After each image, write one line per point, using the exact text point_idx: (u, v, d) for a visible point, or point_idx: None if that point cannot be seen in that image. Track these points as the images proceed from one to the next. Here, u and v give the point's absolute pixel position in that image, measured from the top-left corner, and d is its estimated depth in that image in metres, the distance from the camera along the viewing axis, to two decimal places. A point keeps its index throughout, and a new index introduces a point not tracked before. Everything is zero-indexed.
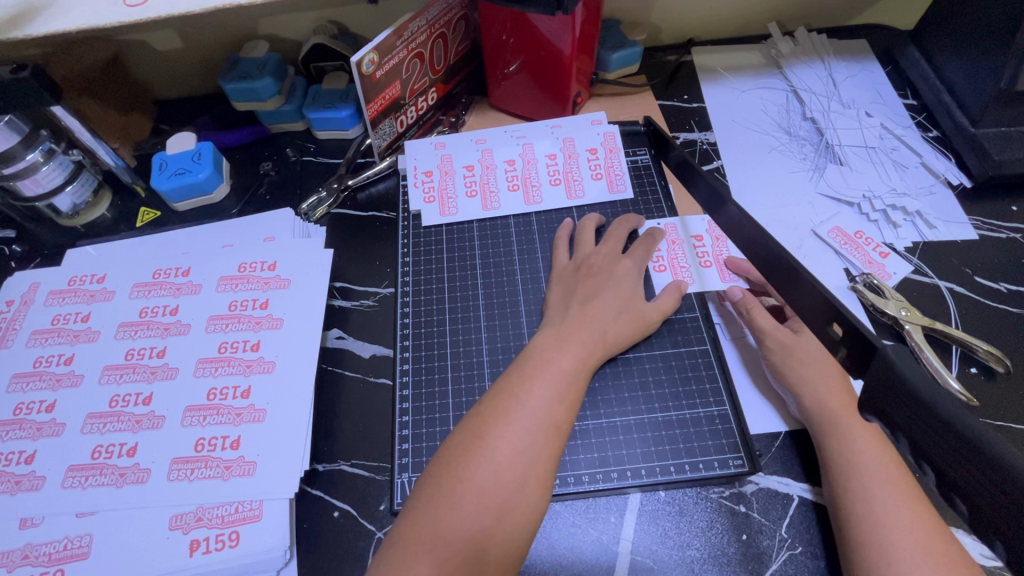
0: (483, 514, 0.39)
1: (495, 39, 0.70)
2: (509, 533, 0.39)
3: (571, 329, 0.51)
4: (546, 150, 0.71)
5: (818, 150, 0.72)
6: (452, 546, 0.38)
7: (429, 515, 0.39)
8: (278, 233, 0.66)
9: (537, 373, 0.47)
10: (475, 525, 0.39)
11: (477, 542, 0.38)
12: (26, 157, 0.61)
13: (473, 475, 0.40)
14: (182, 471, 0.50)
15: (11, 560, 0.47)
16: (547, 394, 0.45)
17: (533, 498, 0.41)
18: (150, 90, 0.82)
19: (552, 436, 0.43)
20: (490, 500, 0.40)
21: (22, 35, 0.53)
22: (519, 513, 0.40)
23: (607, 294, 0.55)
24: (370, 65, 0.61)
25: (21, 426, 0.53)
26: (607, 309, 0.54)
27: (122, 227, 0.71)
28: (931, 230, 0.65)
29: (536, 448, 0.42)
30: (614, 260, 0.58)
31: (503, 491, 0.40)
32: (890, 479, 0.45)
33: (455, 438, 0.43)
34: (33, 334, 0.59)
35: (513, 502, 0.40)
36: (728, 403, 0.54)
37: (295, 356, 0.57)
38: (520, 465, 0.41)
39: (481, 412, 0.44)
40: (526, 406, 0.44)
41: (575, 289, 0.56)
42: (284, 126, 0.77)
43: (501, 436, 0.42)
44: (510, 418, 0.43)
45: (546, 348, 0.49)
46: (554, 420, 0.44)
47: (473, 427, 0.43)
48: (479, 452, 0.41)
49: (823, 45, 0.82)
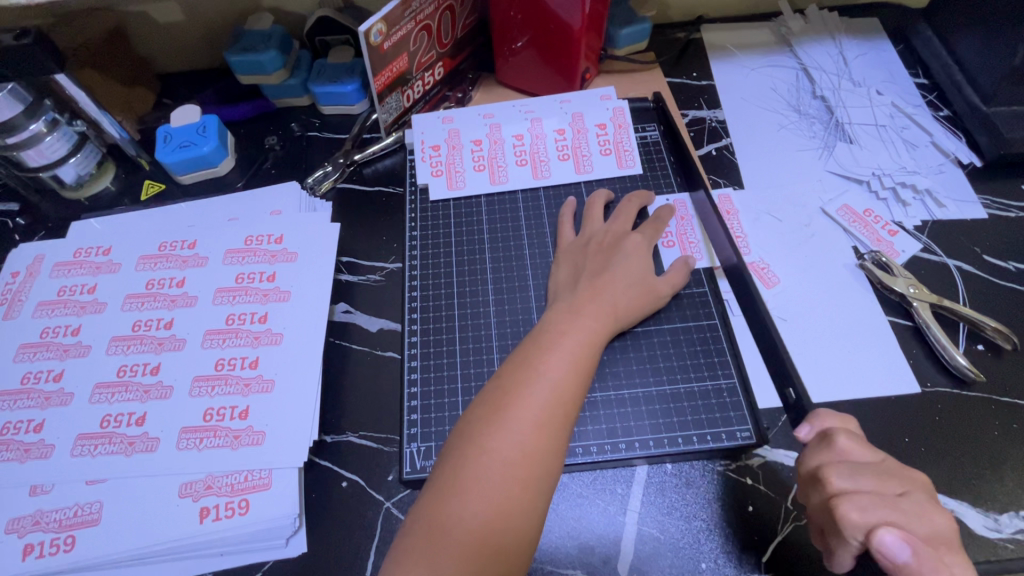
0: (508, 483, 0.39)
1: (503, 13, 0.69)
2: (532, 503, 0.40)
3: (582, 302, 0.51)
4: (554, 124, 0.70)
5: (828, 129, 0.71)
6: (479, 514, 0.38)
7: (455, 483, 0.39)
8: (285, 207, 0.66)
9: (553, 345, 0.47)
10: (500, 494, 0.39)
11: (502, 511, 0.39)
12: (29, 127, 0.60)
13: (496, 445, 0.40)
14: (192, 440, 0.50)
15: (22, 526, 0.48)
16: (563, 366, 0.45)
17: (554, 468, 0.41)
18: (152, 64, 0.81)
19: (569, 407, 0.43)
20: (514, 470, 0.40)
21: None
22: (542, 481, 0.40)
23: (617, 268, 0.54)
24: (377, 35, 0.60)
25: (29, 395, 0.53)
26: (618, 282, 0.53)
27: (126, 200, 0.70)
28: (941, 209, 0.64)
29: (555, 418, 0.42)
30: (623, 236, 0.58)
31: (526, 461, 0.40)
32: None
33: (477, 409, 0.43)
34: (40, 305, 0.59)
35: (536, 471, 0.40)
36: (736, 376, 0.54)
37: (302, 328, 0.56)
38: (542, 435, 0.41)
39: (500, 384, 0.44)
40: (545, 378, 0.44)
41: (585, 266, 0.55)
42: (289, 100, 0.76)
43: (524, 407, 0.42)
44: (529, 390, 0.43)
45: (560, 322, 0.49)
46: (571, 389, 0.44)
47: (494, 399, 0.43)
48: (502, 422, 0.41)
49: (835, 23, 0.81)
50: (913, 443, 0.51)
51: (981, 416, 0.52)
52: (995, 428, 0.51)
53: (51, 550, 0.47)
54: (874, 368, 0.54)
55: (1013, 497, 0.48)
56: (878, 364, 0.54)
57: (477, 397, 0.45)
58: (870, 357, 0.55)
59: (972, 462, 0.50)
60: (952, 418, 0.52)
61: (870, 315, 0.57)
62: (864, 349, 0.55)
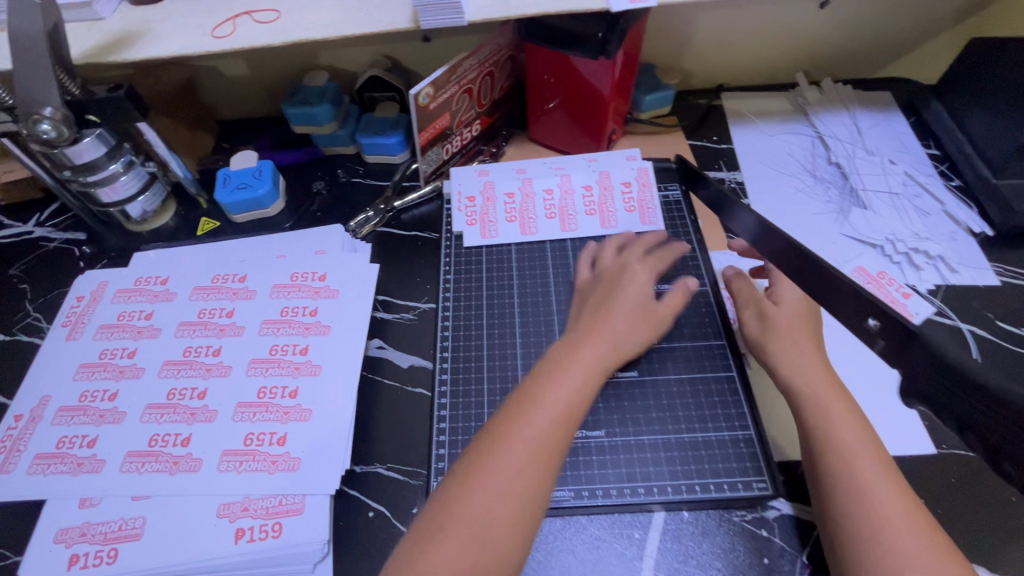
0: (499, 516, 0.40)
1: (538, 79, 0.75)
2: (518, 539, 0.40)
3: (582, 337, 0.52)
4: (582, 181, 0.75)
5: (843, 194, 0.75)
6: (465, 548, 0.39)
7: (446, 513, 0.40)
8: (329, 246, 0.70)
9: (555, 376, 0.48)
10: (491, 520, 0.40)
11: (491, 538, 0.39)
12: (109, 167, 0.66)
13: (492, 472, 0.41)
14: (232, 462, 0.53)
15: (70, 536, 0.51)
16: (563, 398, 0.46)
17: (546, 501, 0.42)
18: (215, 111, 0.88)
19: (562, 440, 0.44)
20: (507, 497, 0.41)
21: (121, 58, 0.61)
22: (529, 517, 0.41)
23: (621, 305, 0.56)
24: (425, 97, 0.66)
25: (85, 412, 0.57)
26: (620, 315, 0.55)
27: (182, 234, 0.76)
28: (953, 274, 0.67)
29: (551, 449, 0.43)
30: (628, 266, 0.62)
31: (520, 490, 0.41)
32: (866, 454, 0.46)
33: (479, 438, 0.44)
34: (100, 328, 0.64)
35: (528, 498, 0.41)
36: (753, 428, 0.55)
37: (339, 360, 0.60)
38: (537, 465, 0.42)
39: (504, 413, 0.45)
40: (545, 410, 0.45)
41: (590, 299, 0.58)
42: (336, 148, 0.83)
43: (522, 436, 0.43)
44: (530, 420, 0.44)
45: (563, 355, 0.50)
46: (567, 424, 0.45)
47: (495, 428, 0.44)
48: (500, 455, 0.42)
49: (848, 95, 0.86)
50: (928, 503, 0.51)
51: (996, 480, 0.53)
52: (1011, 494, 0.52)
53: (95, 562, 0.49)
54: (888, 427, 0.56)
55: None
56: (893, 423, 0.56)
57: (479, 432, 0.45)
58: (885, 416, 0.56)
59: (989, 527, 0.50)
60: (966, 481, 0.53)
61: (883, 375, 0.59)
62: (877, 408, 0.57)
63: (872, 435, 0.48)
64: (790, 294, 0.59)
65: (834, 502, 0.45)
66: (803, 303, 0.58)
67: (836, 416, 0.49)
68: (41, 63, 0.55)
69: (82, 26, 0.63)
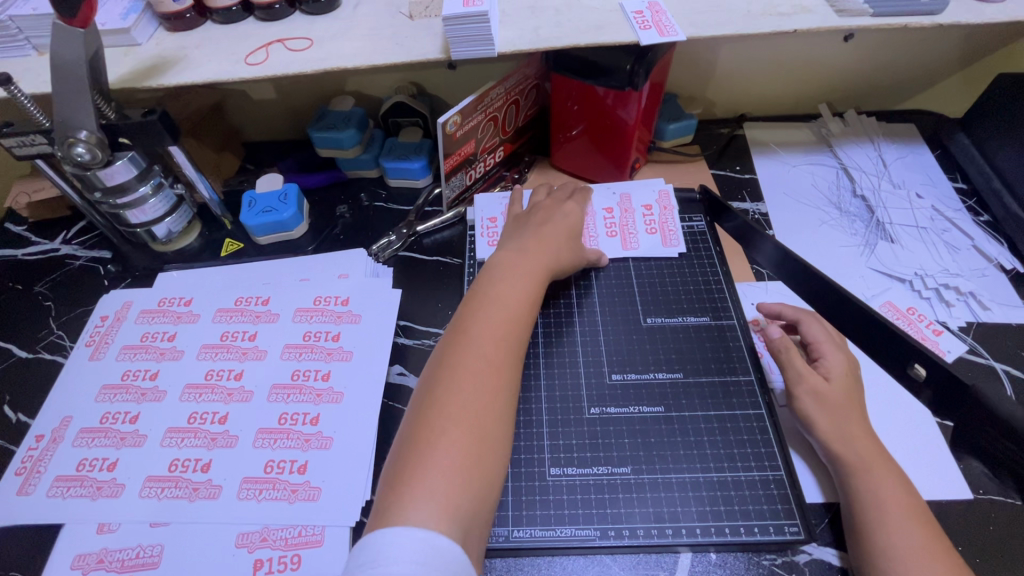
0: (472, 430, 0.42)
1: (562, 108, 0.75)
2: (497, 445, 0.43)
3: (518, 266, 0.55)
4: (603, 205, 0.75)
5: (869, 227, 0.74)
6: (455, 462, 0.40)
7: (424, 437, 0.41)
8: (352, 270, 0.70)
9: (501, 277, 0.53)
10: (473, 401, 0.43)
11: (479, 420, 0.43)
12: (139, 189, 0.67)
13: (466, 358, 0.46)
14: (252, 490, 0.53)
15: (86, 563, 0.50)
16: (511, 292, 0.52)
17: (515, 379, 0.47)
18: (241, 134, 0.90)
19: (511, 354, 0.48)
20: (484, 379, 0.45)
21: (156, 84, 0.62)
22: (502, 425, 0.44)
23: (544, 237, 0.61)
24: (453, 126, 0.67)
25: (106, 434, 0.57)
26: (557, 235, 0.62)
27: (206, 254, 0.77)
28: (986, 311, 0.65)
29: (509, 334, 0.48)
30: (559, 203, 0.68)
31: (494, 372, 0.45)
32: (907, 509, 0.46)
33: (444, 339, 0.48)
34: (123, 349, 0.64)
35: (501, 380, 0.45)
36: (784, 469, 0.53)
37: (361, 387, 0.60)
38: (502, 348, 0.47)
39: (463, 313, 0.50)
40: (499, 303, 0.50)
41: (528, 220, 0.64)
42: (360, 172, 0.84)
43: (484, 326, 0.48)
44: (486, 311, 0.49)
45: (506, 260, 0.56)
46: (511, 333, 0.49)
47: (456, 326, 0.49)
48: (469, 344, 0.47)
49: (873, 128, 0.85)
50: (968, 553, 0.50)
51: None
52: None
53: None
54: (922, 470, 0.54)
55: None
56: (929, 468, 0.54)
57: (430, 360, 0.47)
58: (918, 459, 0.55)
59: None
60: (1007, 531, 0.51)
61: (916, 416, 0.58)
62: (910, 450, 0.55)
63: (918, 502, 0.48)
64: (838, 366, 0.56)
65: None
66: (849, 374, 0.56)
67: (882, 483, 0.48)
68: (79, 89, 0.56)
69: (119, 51, 0.65)
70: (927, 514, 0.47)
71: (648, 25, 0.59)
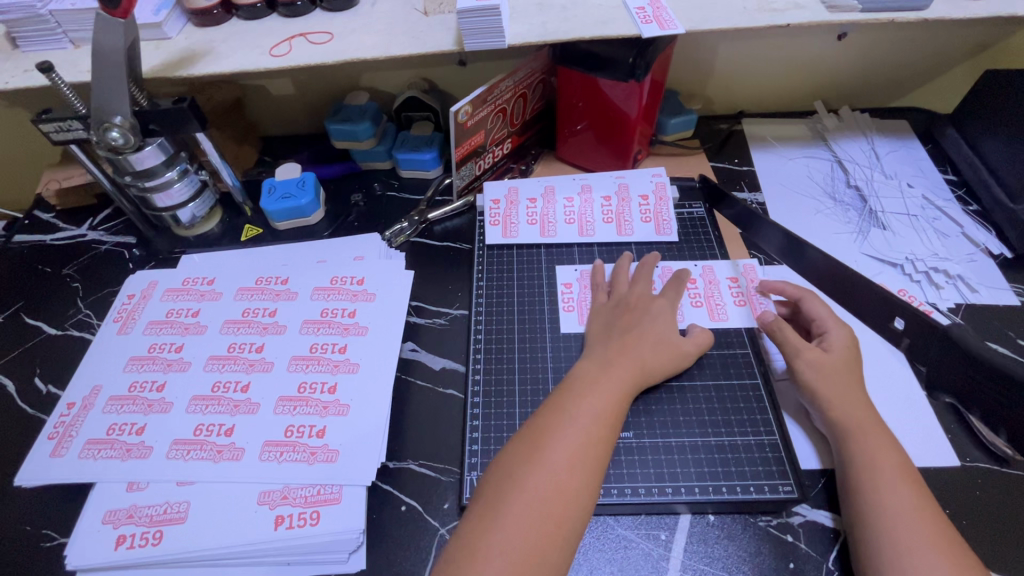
0: (538, 508, 0.45)
1: (567, 102, 0.79)
2: (560, 527, 0.45)
3: (612, 355, 0.57)
4: (602, 192, 0.78)
5: (862, 215, 0.77)
6: (518, 540, 0.43)
7: (493, 506, 0.45)
8: (367, 253, 0.74)
9: (584, 392, 0.53)
10: (536, 526, 0.44)
11: (535, 547, 0.43)
12: (165, 174, 0.71)
13: (533, 482, 0.46)
14: (273, 452, 0.56)
15: (117, 518, 0.53)
16: (591, 411, 0.51)
17: (585, 506, 0.46)
18: (260, 128, 0.94)
19: (597, 442, 0.49)
20: (548, 505, 0.45)
21: (185, 74, 0.66)
22: (571, 508, 0.46)
23: (645, 326, 0.60)
24: (464, 115, 0.70)
25: (134, 401, 0.60)
26: (643, 340, 0.58)
27: (226, 239, 0.80)
28: (974, 294, 0.68)
29: (584, 459, 0.48)
30: (649, 299, 0.63)
31: (562, 497, 0.46)
32: (895, 465, 0.49)
33: (519, 448, 0.49)
34: (150, 324, 0.67)
35: (565, 504, 0.46)
36: (778, 433, 0.57)
37: (376, 360, 0.63)
38: (574, 472, 0.47)
39: (537, 425, 0.51)
40: (577, 421, 0.50)
41: (615, 323, 0.61)
42: (374, 163, 0.87)
43: (557, 449, 0.48)
44: (561, 429, 0.50)
45: (590, 373, 0.55)
46: (589, 459, 0.48)
47: (531, 438, 0.50)
48: (540, 461, 0.47)
49: (866, 123, 0.89)
50: (953, 514, 0.52)
51: None
52: None
53: (140, 542, 0.51)
54: (911, 439, 0.57)
55: None
56: (917, 437, 0.57)
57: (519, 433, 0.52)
58: (907, 429, 0.57)
59: (1015, 540, 0.51)
60: (992, 494, 0.53)
61: (905, 390, 0.60)
62: (900, 420, 0.58)
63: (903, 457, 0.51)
64: (840, 341, 0.58)
65: (871, 524, 0.47)
66: (850, 348, 0.58)
67: (872, 443, 0.51)
68: (115, 77, 0.60)
69: (151, 45, 0.69)
70: (915, 475, 0.49)
71: (649, 19, 0.63)
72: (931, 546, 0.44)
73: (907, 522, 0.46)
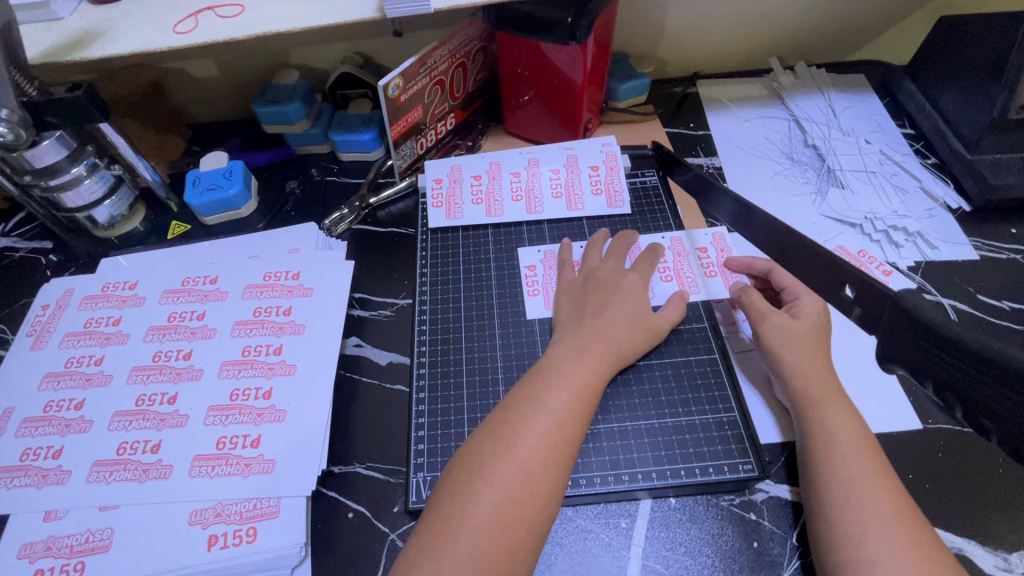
0: (507, 508, 0.41)
1: (511, 72, 0.74)
2: (530, 531, 0.41)
3: (587, 340, 0.53)
4: (550, 165, 0.74)
5: (820, 175, 0.75)
6: (483, 543, 0.39)
7: (458, 506, 0.41)
8: (303, 245, 0.69)
9: (561, 380, 0.49)
10: (503, 528, 0.40)
11: (501, 550, 0.40)
12: (71, 170, 0.65)
13: (498, 477, 0.42)
14: (204, 467, 0.52)
15: (33, 552, 0.49)
16: (565, 398, 0.47)
17: (555, 503, 0.43)
18: (185, 115, 0.87)
19: (572, 436, 0.45)
20: (516, 505, 0.41)
21: (79, 58, 0.59)
22: (541, 510, 0.42)
23: (618, 305, 0.56)
24: (395, 89, 0.65)
25: (50, 422, 0.55)
26: (619, 320, 0.55)
27: (153, 239, 0.74)
28: (933, 250, 0.67)
29: (557, 454, 0.44)
30: (621, 273, 0.60)
31: (532, 496, 0.42)
32: (857, 436, 0.47)
33: (485, 440, 0.45)
34: (66, 336, 0.62)
35: (534, 502, 0.42)
36: (737, 409, 0.55)
37: (314, 360, 0.59)
38: (548, 470, 0.43)
39: (508, 413, 0.46)
40: (548, 410, 0.46)
41: (586, 301, 0.57)
42: (310, 147, 0.81)
43: (529, 442, 0.44)
44: (533, 420, 0.45)
45: (565, 359, 0.51)
46: (562, 453, 0.44)
47: (499, 431, 0.45)
48: (508, 457, 0.43)
49: (823, 78, 0.86)
50: (916, 479, 0.51)
51: (987, 456, 0.52)
52: (998, 467, 0.51)
53: None
54: (873, 404, 0.55)
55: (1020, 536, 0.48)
56: (879, 402, 0.55)
57: (485, 423, 0.47)
58: (871, 394, 0.56)
59: (976, 501, 0.50)
60: (954, 455, 0.52)
61: (866, 354, 0.59)
62: (862, 385, 0.56)
63: (864, 426, 0.49)
64: (810, 307, 0.56)
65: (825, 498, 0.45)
66: (820, 317, 0.56)
67: (837, 414, 0.49)
68: None
69: (39, 27, 0.61)
70: (875, 449, 0.47)
71: None
72: (890, 517, 0.43)
73: (861, 492, 0.44)
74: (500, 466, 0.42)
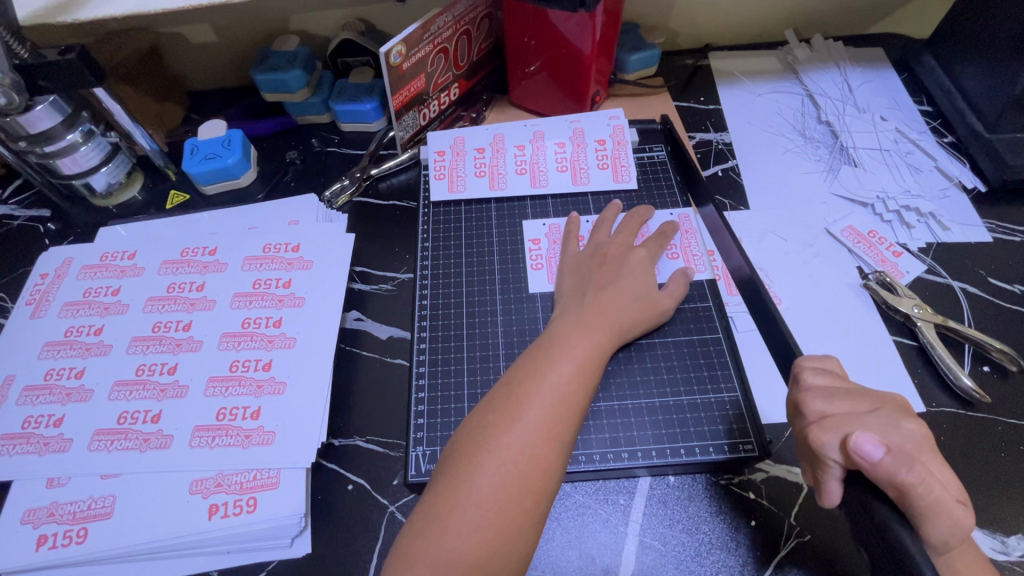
0: (513, 480, 0.41)
1: (517, 41, 0.72)
2: (536, 503, 0.41)
3: (589, 315, 0.52)
4: (556, 138, 0.73)
5: (833, 152, 0.73)
6: (490, 514, 0.40)
7: (463, 476, 0.41)
8: (303, 217, 0.68)
9: (563, 354, 0.48)
10: (509, 499, 0.40)
11: (507, 519, 0.40)
12: (67, 137, 0.63)
13: (502, 449, 0.42)
14: (204, 438, 0.52)
15: (37, 517, 0.49)
16: (568, 372, 0.47)
17: (559, 475, 0.43)
18: (183, 82, 0.85)
19: (575, 409, 0.45)
20: (520, 476, 0.41)
21: (71, 20, 0.56)
22: (547, 481, 0.42)
23: (622, 282, 0.55)
24: (397, 56, 0.63)
25: (50, 391, 0.55)
26: (624, 296, 0.54)
27: (151, 208, 0.73)
28: (945, 232, 0.65)
29: (561, 426, 0.44)
30: (628, 250, 0.59)
31: (537, 468, 0.42)
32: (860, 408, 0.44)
33: (488, 413, 0.44)
34: (65, 305, 0.62)
35: (538, 474, 0.42)
36: (739, 389, 0.54)
37: (313, 334, 0.58)
38: (552, 443, 0.43)
39: (512, 387, 0.46)
40: (551, 384, 0.45)
41: (590, 278, 0.56)
42: (310, 117, 0.79)
43: (534, 415, 0.43)
44: (537, 394, 0.45)
45: (568, 334, 0.50)
46: (565, 426, 0.44)
47: (504, 403, 0.44)
48: (513, 430, 0.43)
49: (839, 52, 0.83)
50: None
51: (989, 438, 0.52)
52: (1001, 451, 0.51)
53: (64, 542, 0.48)
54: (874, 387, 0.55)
55: (1019, 519, 0.48)
56: (884, 384, 0.55)
57: (488, 396, 0.46)
58: (875, 376, 0.55)
59: (977, 483, 0.50)
60: (957, 438, 0.52)
61: (873, 335, 0.58)
62: (867, 366, 0.56)
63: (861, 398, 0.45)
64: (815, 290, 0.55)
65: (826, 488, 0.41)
66: None
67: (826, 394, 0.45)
68: None
69: None
70: None
71: None
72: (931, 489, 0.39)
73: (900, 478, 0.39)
74: (504, 438, 0.42)
